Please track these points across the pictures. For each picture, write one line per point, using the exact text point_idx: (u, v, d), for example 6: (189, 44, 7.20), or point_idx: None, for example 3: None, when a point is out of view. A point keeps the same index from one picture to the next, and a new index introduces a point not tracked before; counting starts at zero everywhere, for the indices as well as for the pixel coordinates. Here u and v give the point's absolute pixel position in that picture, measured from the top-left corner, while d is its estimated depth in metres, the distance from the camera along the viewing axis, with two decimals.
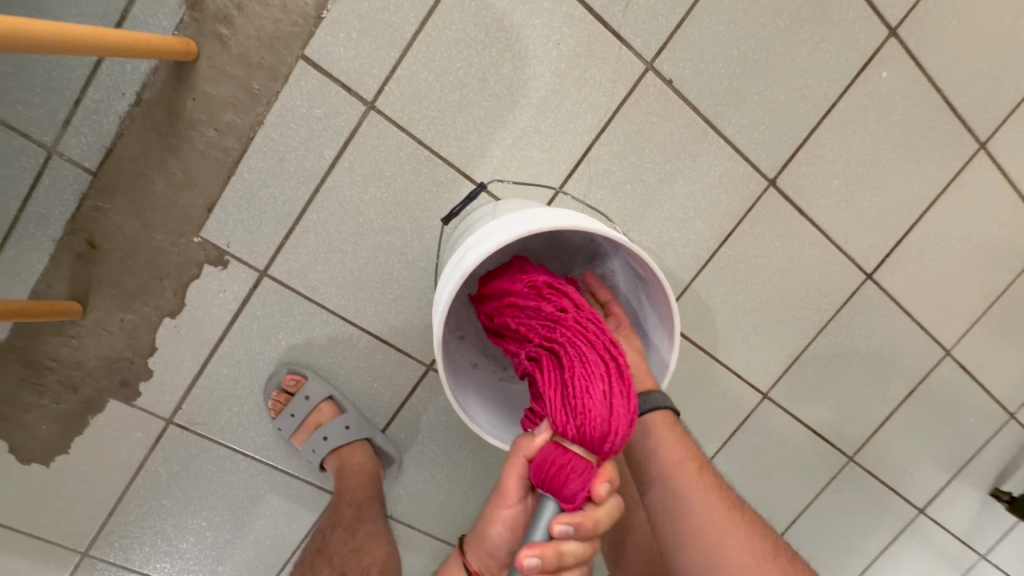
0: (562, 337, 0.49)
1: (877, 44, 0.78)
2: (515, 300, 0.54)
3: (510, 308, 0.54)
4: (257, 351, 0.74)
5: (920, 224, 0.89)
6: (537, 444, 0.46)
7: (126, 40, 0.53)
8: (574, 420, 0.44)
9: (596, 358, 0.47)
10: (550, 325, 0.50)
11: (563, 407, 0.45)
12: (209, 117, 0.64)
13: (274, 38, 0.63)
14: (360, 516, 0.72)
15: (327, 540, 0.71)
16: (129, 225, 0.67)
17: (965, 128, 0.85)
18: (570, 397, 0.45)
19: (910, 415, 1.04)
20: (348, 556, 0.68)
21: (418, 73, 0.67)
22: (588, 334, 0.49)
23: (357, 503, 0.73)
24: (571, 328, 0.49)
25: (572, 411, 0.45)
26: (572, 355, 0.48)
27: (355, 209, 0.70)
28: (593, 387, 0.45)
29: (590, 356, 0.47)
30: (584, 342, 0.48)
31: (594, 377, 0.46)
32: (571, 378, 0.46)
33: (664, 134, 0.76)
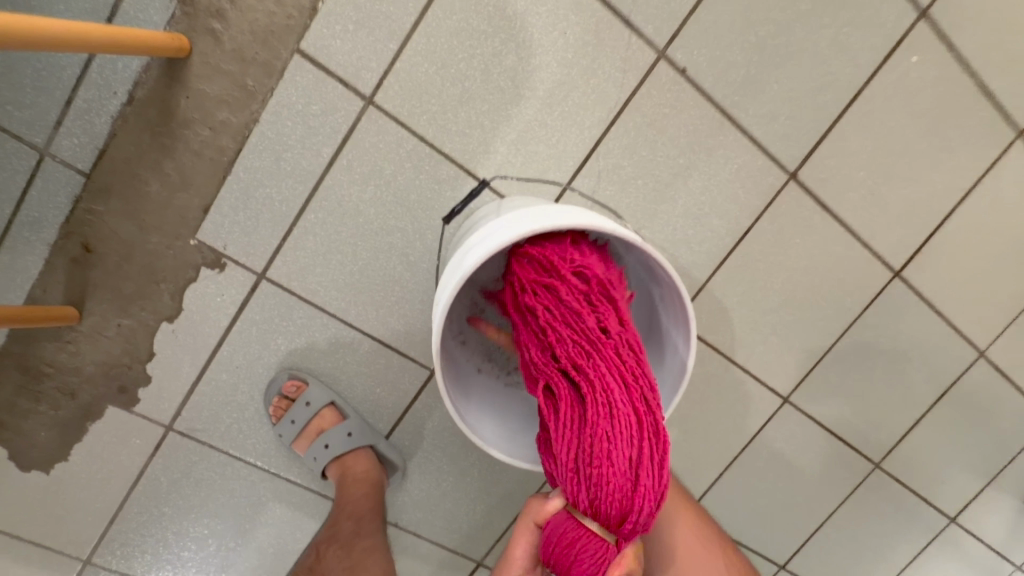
0: (596, 369, 0.46)
1: (905, 27, 0.73)
2: (559, 292, 0.49)
3: (544, 302, 0.49)
4: (256, 356, 0.72)
5: (952, 218, 0.84)
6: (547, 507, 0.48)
7: (112, 36, 0.50)
8: (593, 486, 0.43)
9: (631, 411, 0.44)
10: (585, 347, 0.47)
11: (585, 465, 0.44)
12: (203, 116, 0.62)
13: (269, 32, 0.61)
14: (358, 530, 0.71)
15: (321, 555, 0.72)
16: (124, 228, 0.65)
17: (1001, 115, 0.80)
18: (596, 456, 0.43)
19: (941, 420, 0.98)
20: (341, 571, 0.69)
21: (417, 66, 0.64)
22: (626, 378, 0.45)
23: (355, 516, 0.72)
24: (609, 363, 0.46)
25: (596, 477, 0.43)
26: (604, 397, 0.45)
27: (355, 208, 0.68)
28: (622, 447, 0.43)
29: (626, 406, 0.45)
30: (622, 384, 0.45)
31: (624, 435, 0.43)
32: (600, 428, 0.44)
33: (677, 126, 0.72)
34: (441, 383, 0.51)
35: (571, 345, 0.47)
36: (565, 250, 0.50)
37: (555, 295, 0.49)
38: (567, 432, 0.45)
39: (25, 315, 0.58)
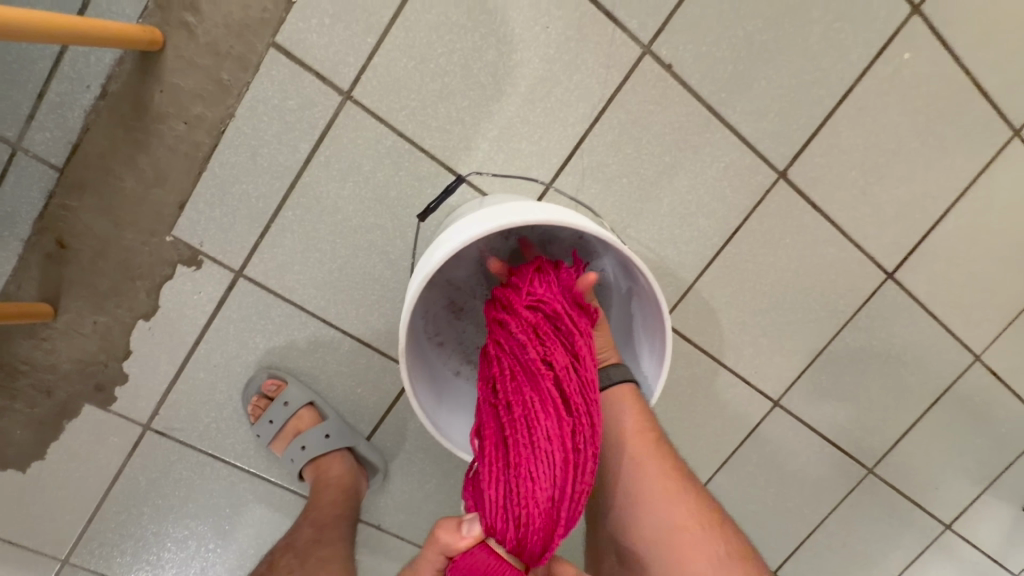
0: (527, 399, 0.44)
1: (897, 23, 0.72)
2: (510, 326, 0.49)
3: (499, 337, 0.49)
4: (234, 355, 0.71)
5: (947, 219, 0.82)
6: (460, 546, 0.39)
7: (69, 26, 0.48)
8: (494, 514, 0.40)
9: (555, 443, 0.42)
10: (523, 380, 0.46)
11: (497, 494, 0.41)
12: (178, 110, 0.61)
13: (244, 26, 0.60)
14: (318, 539, 0.67)
15: (276, 561, 0.67)
16: (98, 224, 0.64)
17: (996, 113, 0.78)
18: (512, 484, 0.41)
19: (936, 425, 0.96)
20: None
21: (396, 61, 0.63)
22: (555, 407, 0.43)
23: (320, 522, 0.69)
24: (543, 393, 0.44)
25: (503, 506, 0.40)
26: (528, 425, 0.43)
27: (334, 205, 0.67)
28: (539, 478, 0.40)
29: (550, 437, 0.42)
30: (551, 415, 0.43)
31: (542, 466, 0.41)
32: (519, 459, 0.42)
33: (663, 123, 0.71)
34: (411, 388, 0.50)
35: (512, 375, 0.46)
36: (525, 285, 0.51)
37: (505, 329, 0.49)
38: (489, 455, 0.43)
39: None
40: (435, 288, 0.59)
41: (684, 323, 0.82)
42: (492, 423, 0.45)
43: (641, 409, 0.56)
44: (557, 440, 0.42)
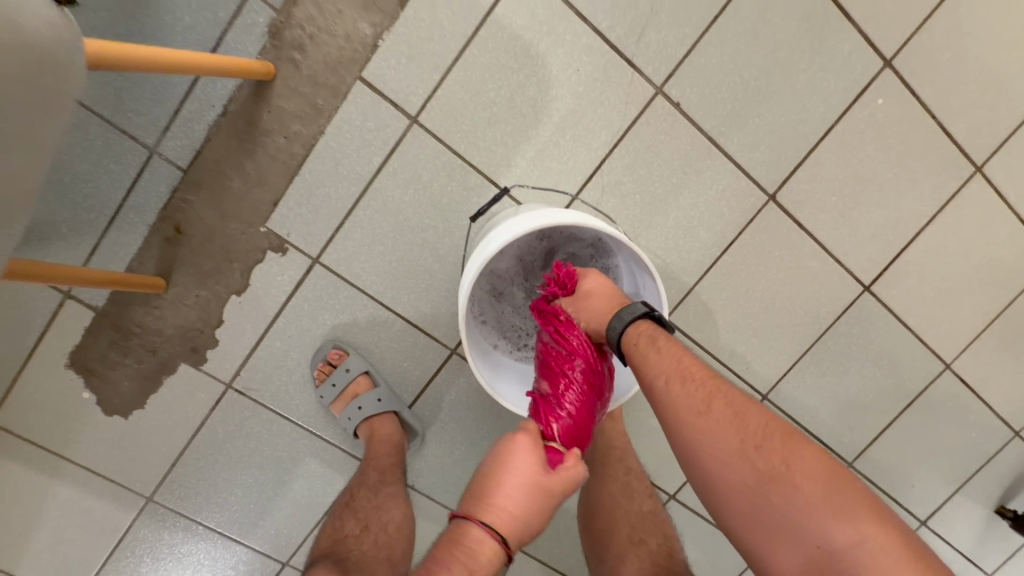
0: (557, 356, 0.66)
1: (872, 74, 0.85)
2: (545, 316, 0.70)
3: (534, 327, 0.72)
4: (306, 328, 0.85)
5: (916, 241, 0.95)
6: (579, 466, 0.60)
7: (172, 58, 0.57)
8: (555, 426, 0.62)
9: (586, 392, 0.64)
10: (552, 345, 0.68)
11: (551, 414, 0.63)
12: (280, 127, 0.77)
13: (338, 63, 0.75)
14: (384, 479, 0.84)
15: (353, 496, 0.83)
16: (209, 215, 0.80)
17: (961, 152, 0.91)
18: (559, 409, 0.63)
19: (911, 424, 1.07)
20: (369, 510, 0.81)
21: (455, 94, 0.78)
22: (584, 369, 0.65)
23: (381, 468, 0.84)
24: (575, 360, 0.65)
25: (557, 419, 0.62)
26: (562, 372, 0.65)
27: (397, 208, 0.81)
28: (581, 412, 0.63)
29: (577, 377, 0.65)
30: (574, 364, 0.65)
31: (579, 405, 0.64)
32: (559, 390, 0.64)
33: (671, 151, 0.85)
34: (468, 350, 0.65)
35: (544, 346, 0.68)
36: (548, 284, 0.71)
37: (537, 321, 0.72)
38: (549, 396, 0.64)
39: (116, 279, 0.72)
40: (485, 273, 0.75)
41: (685, 321, 0.94)
42: (546, 376, 0.66)
43: (658, 346, 0.59)
44: (581, 378, 0.65)
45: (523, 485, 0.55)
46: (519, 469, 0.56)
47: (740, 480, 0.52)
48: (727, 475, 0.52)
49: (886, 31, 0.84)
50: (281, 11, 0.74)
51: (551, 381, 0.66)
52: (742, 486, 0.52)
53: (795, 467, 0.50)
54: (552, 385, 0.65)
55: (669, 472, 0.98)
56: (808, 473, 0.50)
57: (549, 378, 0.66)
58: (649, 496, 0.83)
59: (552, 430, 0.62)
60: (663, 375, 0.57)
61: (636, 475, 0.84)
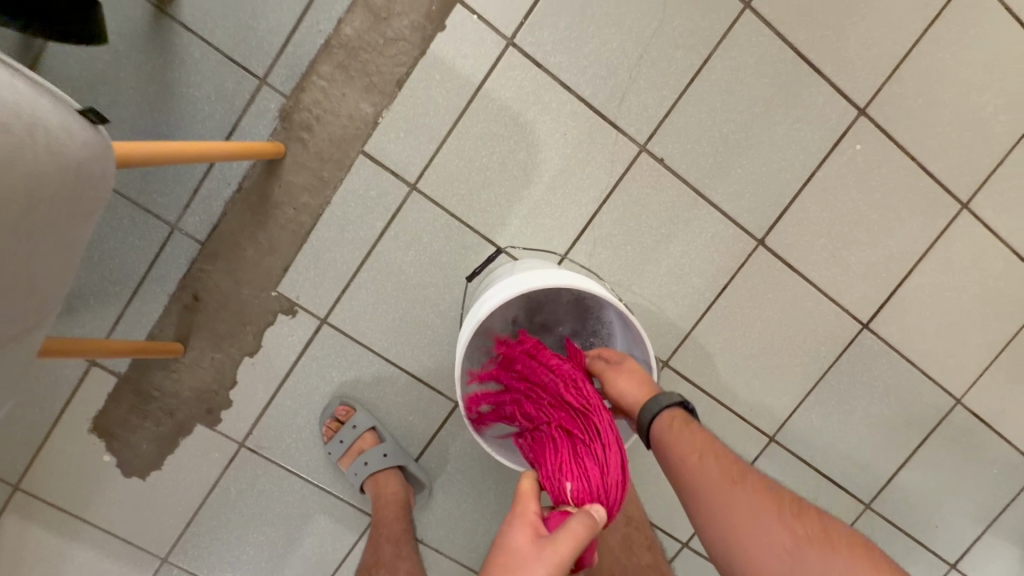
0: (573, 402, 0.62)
1: (847, 122, 0.89)
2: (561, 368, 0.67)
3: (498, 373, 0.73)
4: (315, 386, 0.89)
5: (910, 278, 0.96)
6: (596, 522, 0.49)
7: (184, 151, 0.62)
8: (567, 479, 0.55)
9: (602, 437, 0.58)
10: (580, 391, 0.63)
11: (565, 467, 0.56)
12: (291, 200, 0.83)
13: (342, 139, 0.82)
14: (398, 553, 0.82)
15: None
16: (224, 282, 0.85)
17: (944, 190, 0.94)
18: (575, 460, 0.57)
19: (927, 462, 1.05)
20: None
21: (451, 161, 0.84)
22: (595, 413, 0.60)
23: (393, 536, 0.84)
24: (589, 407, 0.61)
25: (570, 472, 0.56)
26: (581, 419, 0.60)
27: (400, 268, 0.86)
28: (601, 460, 0.55)
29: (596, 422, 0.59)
30: (596, 409, 0.60)
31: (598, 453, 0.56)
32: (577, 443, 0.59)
33: (658, 203, 0.89)
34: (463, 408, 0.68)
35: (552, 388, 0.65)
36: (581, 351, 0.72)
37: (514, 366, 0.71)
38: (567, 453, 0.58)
39: (138, 347, 0.76)
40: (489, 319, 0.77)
41: (684, 365, 0.96)
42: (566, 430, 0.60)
43: (688, 429, 0.63)
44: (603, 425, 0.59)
45: (516, 551, 0.46)
46: (517, 544, 0.46)
47: (778, 549, 0.54)
48: (764, 548, 0.54)
49: (856, 84, 0.89)
50: (290, 97, 0.81)
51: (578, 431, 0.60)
52: (777, 557, 0.54)
53: (828, 537, 0.54)
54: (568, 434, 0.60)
55: (680, 520, 0.97)
56: (837, 537, 0.54)
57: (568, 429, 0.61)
58: (648, 548, 0.82)
59: (563, 484, 0.55)
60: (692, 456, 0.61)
61: (637, 525, 0.83)
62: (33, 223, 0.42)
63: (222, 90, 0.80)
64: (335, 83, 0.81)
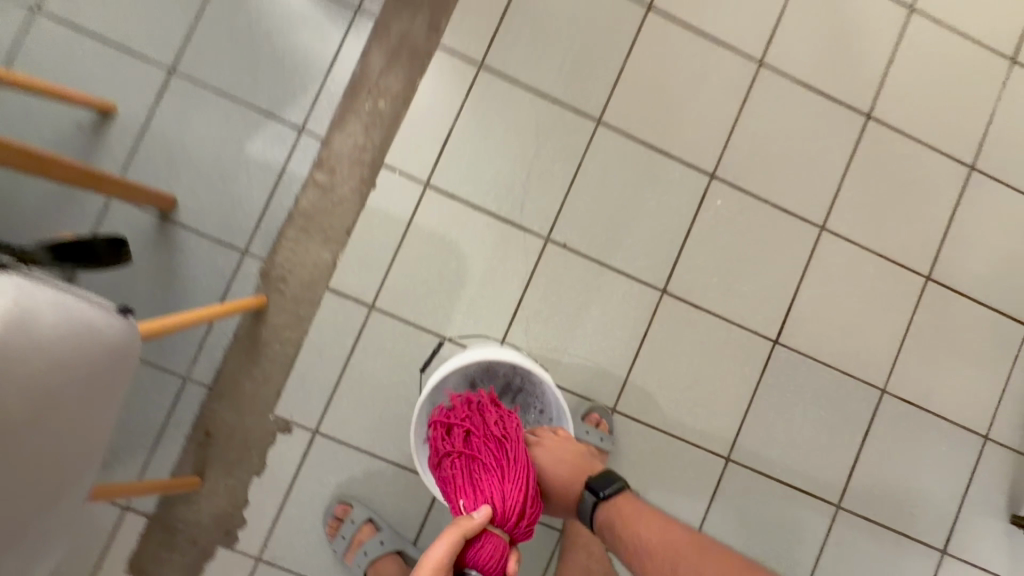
0: (493, 438, 0.80)
1: (704, 186, 1.12)
2: (494, 410, 0.84)
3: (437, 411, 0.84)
4: (316, 492, 1.02)
5: (800, 294, 1.14)
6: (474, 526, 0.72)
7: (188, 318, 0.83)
8: (474, 503, 0.76)
9: (508, 468, 0.78)
10: (503, 430, 0.81)
11: (463, 490, 0.77)
12: (276, 337, 1.03)
13: (311, 282, 1.04)
14: None
15: None
16: (229, 415, 1.02)
17: (802, 220, 1.14)
18: (477, 485, 0.77)
19: (877, 453, 1.15)
20: None
21: (398, 281, 1.05)
22: (508, 449, 0.79)
23: None
24: (505, 443, 0.80)
25: (482, 492, 0.76)
26: (495, 461, 0.78)
27: (372, 374, 1.04)
28: (503, 483, 0.77)
29: (508, 456, 0.79)
30: (509, 446, 0.80)
31: (503, 479, 0.77)
32: (489, 469, 0.78)
33: (571, 278, 1.09)
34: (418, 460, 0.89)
35: (480, 427, 0.81)
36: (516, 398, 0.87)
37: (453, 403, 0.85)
38: (482, 476, 0.78)
39: (164, 485, 0.92)
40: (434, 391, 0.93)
41: (630, 408, 1.10)
42: (483, 456, 0.79)
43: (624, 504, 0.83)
44: (517, 467, 0.78)
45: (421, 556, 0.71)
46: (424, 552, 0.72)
47: None
48: None
49: (702, 156, 1.12)
50: (266, 259, 1.04)
51: (491, 460, 0.79)
52: None
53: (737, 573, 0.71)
54: (477, 465, 0.79)
55: None
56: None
57: (486, 458, 0.79)
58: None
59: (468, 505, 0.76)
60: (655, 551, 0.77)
61: (596, 556, 0.95)
62: (74, 394, 0.60)
63: (214, 265, 1.04)
64: (299, 242, 1.05)
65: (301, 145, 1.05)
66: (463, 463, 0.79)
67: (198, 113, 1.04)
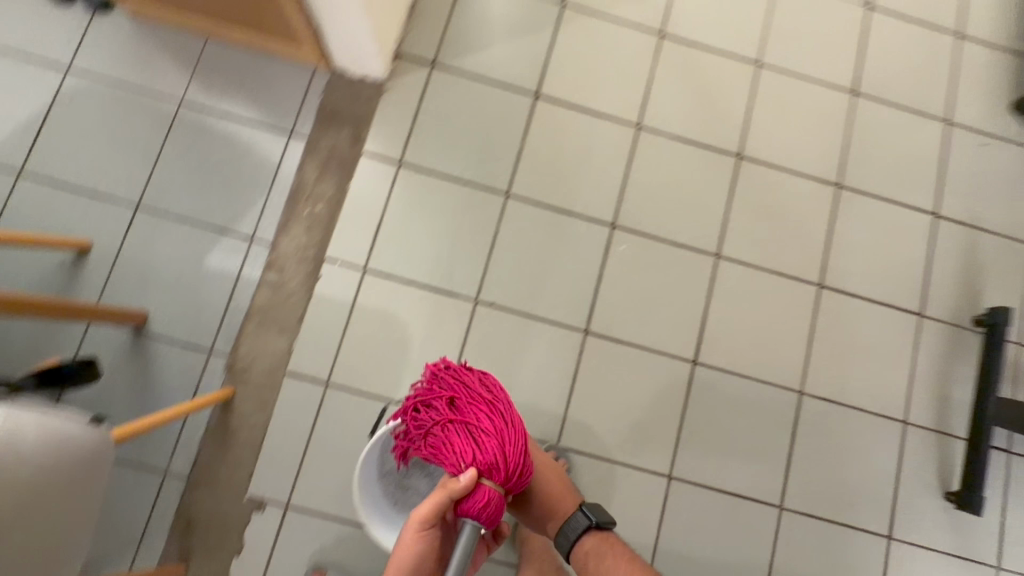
0: (483, 403, 0.79)
1: (608, 235, 1.29)
2: (481, 376, 0.82)
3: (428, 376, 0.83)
4: (293, 563, 1.11)
5: (709, 317, 1.28)
6: (470, 484, 0.74)
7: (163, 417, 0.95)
8: (470, 461, 0.75)
9: (501, 429, 0.77)
10: (491, 395, 0.80)
11: (459, 452, 0.76)
12: (244, 424, 1.15)
13: (271, 370, 1.17)
14: None
15: None
16: (207, 502, 1.12)
17: (699, 251, 1.30)
18: (475, 446, 0.76)
19: (808, 451, 1.25)
20: None
21: (349, 358, 1.18)
22: (500, 412, 0.79)
23: None
24: (496, 407, 0.79)
25: (478, 454, 0.76)
26: (489, 425, 0.77)
27: (334, 445, 1.15)
28: (498, 444, 0.76)
29: (499, 418, 0.78)
30: (501, 409, 0.79)
31: (498, 440, 0.77)
32: (482, 433, 0.77)
33: (501, 332, 1.23)
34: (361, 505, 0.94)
35: (473, 390, 0.80)
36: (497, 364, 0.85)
37: (441, 366, 0.83)
38: (478, 439, 0.77)
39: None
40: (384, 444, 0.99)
41: (573, 442, 1.21)
42: (477, 420, 0.78)
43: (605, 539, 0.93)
44: (513, 428, 0.78)
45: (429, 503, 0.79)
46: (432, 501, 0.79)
47: None
48: None
49: (602, 210, 1.29)
50: (230, 355, 1.18)
51: (484, 423, 0.78)
52: None
53: None
54: (473, 426, 0.78)
55: None
56: None
57: (479, 421, 0.78)
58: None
59: (462, 464, 0.76)
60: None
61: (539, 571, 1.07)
62: (52, 499, 0.71)
63: (184, 367, 1.17)
64: (257, 335, 1.19)
65: (252, 253, 1.22)
66: (456, 424, 0.78)
67: (162, 238, 1.21)
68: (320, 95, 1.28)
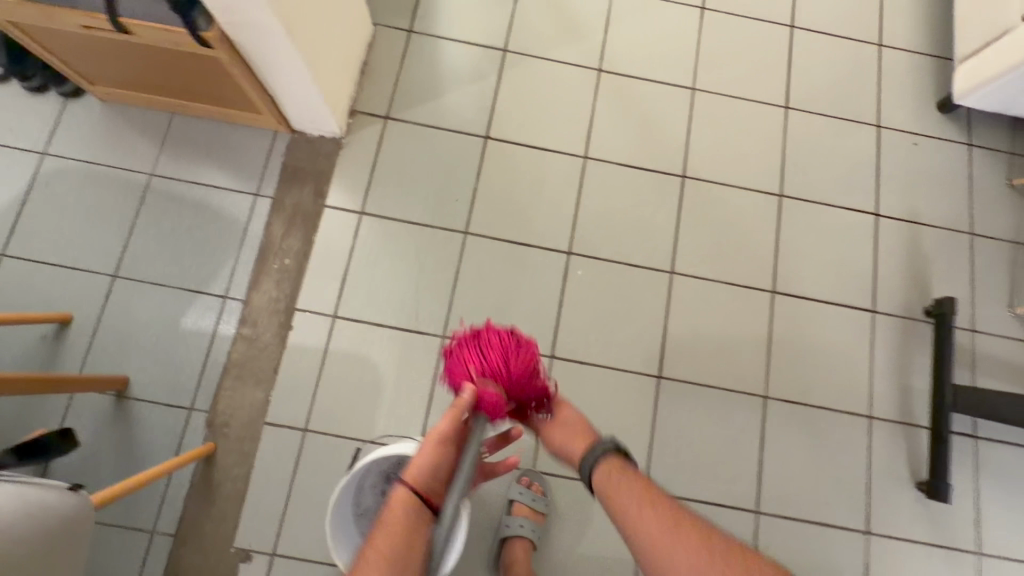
0: (501, 333, 0.90)
1: (565, 261, 1.35)
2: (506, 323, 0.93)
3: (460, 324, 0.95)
4: None
5: (669, 331, 1.33)
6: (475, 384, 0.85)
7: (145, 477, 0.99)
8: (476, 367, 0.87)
9: (509, 349, 0.88)
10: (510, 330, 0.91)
11: (470, 361, 0.88)
12: (227, 476, 1.19)
13: (250, 421, 1.22)
14: None
15: None
16: (195, 557, 1.15)
17: (654, 269, 1.36)
18: (482, 358, 0.88)
19: (778, 453, 1.29)
20: None
21: (324, 402, 1.23)
22: (512, 340, 0.89)
23: None
24: (511, 337, 0.89)
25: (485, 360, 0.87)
26: (500, 346, 0.88)
27: (315, 489, 1.18)
28: (503, 358, 0.87)
29: (509, 342, 0.89)
30: (515, 338, 0.89)
31: (504, 357, 0.87)
32: (491, 350, 0.88)
33: None
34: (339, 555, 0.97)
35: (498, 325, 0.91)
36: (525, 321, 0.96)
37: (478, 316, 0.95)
38: (487, 352, 0.88)
39: None
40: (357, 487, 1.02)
41: (548, 465, 1.24)
42: (491, 341, 0.89)
43: (621, 471, 0.89)
44: (520, 354, 0.88)
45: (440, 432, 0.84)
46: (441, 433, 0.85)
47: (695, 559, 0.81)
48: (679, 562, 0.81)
49: (557, 238, 1.36)
50: (210, 410, 1.22)
51: (495, 343, 0.89)
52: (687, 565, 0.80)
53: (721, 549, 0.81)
54: (485, 344, 0.89)
55: None
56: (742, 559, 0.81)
57: (491, 344, 0.89)
58: None
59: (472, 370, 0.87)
60: (643, 513, 0.84)
61: None
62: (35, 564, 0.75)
63: (166, 425, 1.22)
64: (234, 389, 1.23)
65: (226, 310, 1.28)
66: (472, 342, 0.90)
67: (140, 303, 1.27)
68: (282, 155, 1.36)
